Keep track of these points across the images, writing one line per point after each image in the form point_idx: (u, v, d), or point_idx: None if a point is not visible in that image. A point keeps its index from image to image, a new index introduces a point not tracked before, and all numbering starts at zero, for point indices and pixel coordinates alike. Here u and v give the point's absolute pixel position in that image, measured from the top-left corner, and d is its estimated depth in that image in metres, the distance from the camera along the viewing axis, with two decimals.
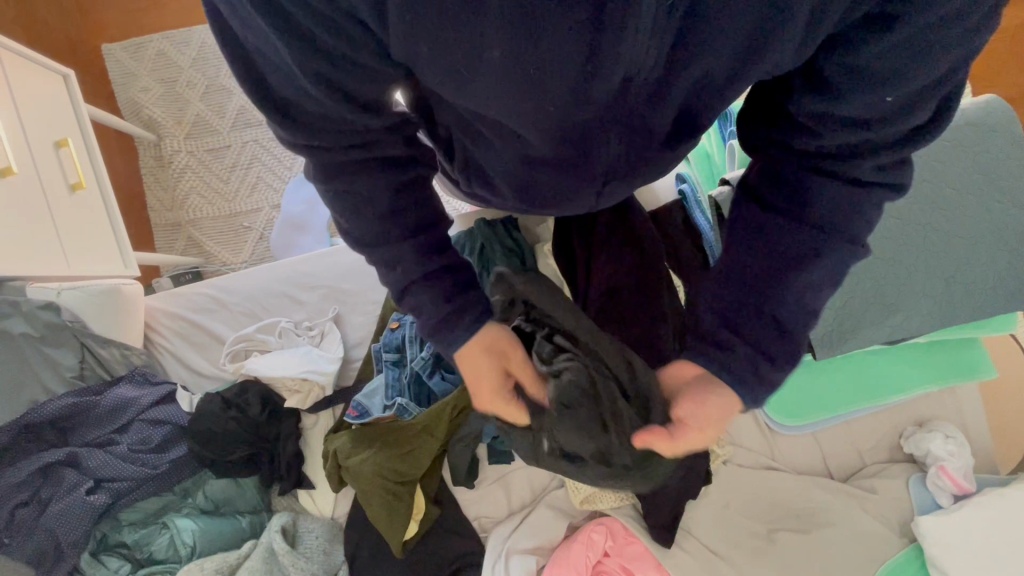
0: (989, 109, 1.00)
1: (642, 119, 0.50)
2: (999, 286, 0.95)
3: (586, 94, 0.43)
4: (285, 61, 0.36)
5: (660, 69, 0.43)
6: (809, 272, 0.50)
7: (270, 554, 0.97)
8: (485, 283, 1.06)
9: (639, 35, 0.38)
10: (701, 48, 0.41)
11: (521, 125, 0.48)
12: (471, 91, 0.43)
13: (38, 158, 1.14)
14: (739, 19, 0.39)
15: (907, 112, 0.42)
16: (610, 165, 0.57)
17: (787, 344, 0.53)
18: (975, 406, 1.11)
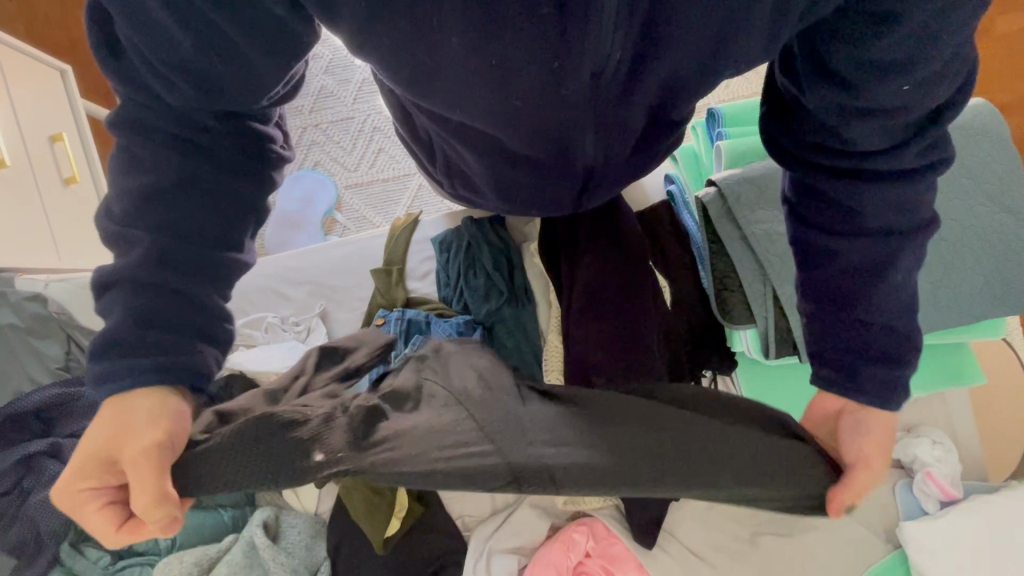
0: (978, 115, 0.99)
1: (620, 117, 0.50)
2: (988, 291, 0.95)
3: (558, 91, 0.43)
4: (166, 50, 0.35)
5: (631, 68, 0.44)
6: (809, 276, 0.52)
7: (251, 549, 0.97)
8: (471, 281, 1.06)
9: (605, 30, 0.38)
10: (666, 45, 0.41)
11: (495, 123, 0.48)
12: (443, 87, 0.43)
13: (32, 152, 1.15)
14: (703, 14, 0.40)
15: (918, 98, 0.43)
16: (589, 164, 0.57)
17: (900, 339, 0.50)
18: (965, 413, 1.10)
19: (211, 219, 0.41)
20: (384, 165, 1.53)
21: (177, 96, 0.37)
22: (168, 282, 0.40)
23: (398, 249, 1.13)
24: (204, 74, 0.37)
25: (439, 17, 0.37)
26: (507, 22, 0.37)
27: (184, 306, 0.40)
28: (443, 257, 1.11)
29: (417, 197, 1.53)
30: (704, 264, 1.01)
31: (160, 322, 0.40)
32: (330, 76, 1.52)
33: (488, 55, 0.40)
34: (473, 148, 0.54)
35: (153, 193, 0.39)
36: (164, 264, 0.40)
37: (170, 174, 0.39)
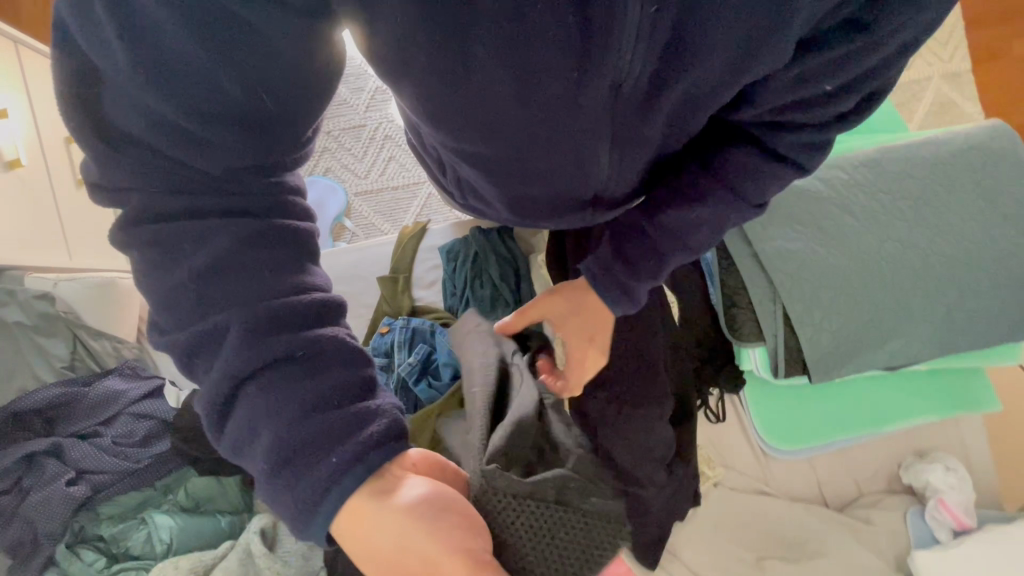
0: (994, 136, 0.98)
1: (637, 132, 0.49)
2: (1003, 316, 0.93)
3: (576, 103, 0.43)
4: (197, 94, 0.30)
5: (650, 80, 0.43)
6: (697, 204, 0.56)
7: (247, 556, 0.92)
8: (478, 291, 1.06)
9: (628, 41, 0.38)
10: (689, 58, 0.41)
11: (512, 139, 0.47)
12: (462, 101, 0.42)
13: (48, 152, 1.16)
14: (728, 30, 0.39)
15: (829, 106, 0.46)
16: (601, 179, 0.56)
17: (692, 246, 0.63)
18: (978, 438, 1.08)
19: (279, 255, 0.35)
20: (395, 173, 1.54)
21: (216, 152, 0.33)
22: (287, 342, 0.34)
23: (405, 257, 1.13)
24: (245, 111, 0.32)
25: (465, 27, 0.36)
26: (528, 30, 0.37)
27: (308, 359, 0.34)
28: (449, 267, 1.10)
29: (426, 205, 1.53)
30: (713, 281, 0.99)
31: (316, 400, 0.34)
32: (344, 84, 1.53)
33: (513, 65, 0.39)
34: (478, 164, 0.53)
35: (218, 250, 0.33)
36: (243, 326, 0.33)
37: (248, 223, 0.34)
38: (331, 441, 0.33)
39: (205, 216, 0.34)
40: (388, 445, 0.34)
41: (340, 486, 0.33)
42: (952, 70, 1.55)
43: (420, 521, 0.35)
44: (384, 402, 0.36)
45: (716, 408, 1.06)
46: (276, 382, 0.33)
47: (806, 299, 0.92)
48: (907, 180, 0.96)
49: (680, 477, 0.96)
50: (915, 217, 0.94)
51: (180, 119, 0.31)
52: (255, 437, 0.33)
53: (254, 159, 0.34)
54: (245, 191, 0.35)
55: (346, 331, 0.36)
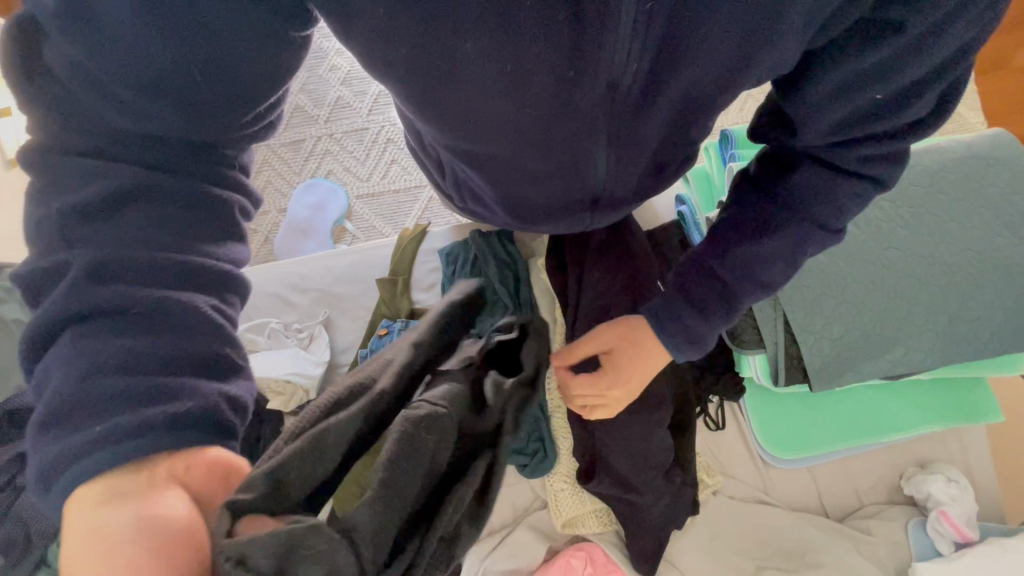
0: (996, 145, 0.98)
1: (632, 134, 0.49)
2: (1006, 326, 0.92)
3: (571, 102, 0.43)
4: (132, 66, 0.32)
5: (645, 80, 0.42)
6: (764, 240, 0.55)
7: None
8: None
9: (621, 41, 0.37)
10: (685, 58, 0.40)
11: (506, 139, 0.47)
12: (454, 99, 0.42)
13: None
14: (724, 30, 0.39)
15: (891, 110, 0.44)
16: (598, 180, 0.56)
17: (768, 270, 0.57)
18: (981, 449, 1.06)
19: (169, 220, 0.35)
20: (396, 176, 1.54)
21: (141, 116, 0.34)
22: (132, 301, 0.34)
23: (404, 259, 1.12)
24: (181, 91, 0.34)
25: (454, 24, 0.36)
26: (518, 28, 0.36)
27: (148, 321, 0.34)
28: (448, 269, 1.10)
29: (428, 209, 1.53)
30: None
31: (141, 357, 0.33)
32: (347, 87, 1.54)
33: (505, 63, 0.39)
34: (473, 163, 0.53)
35: (98, 197, 0.34)
36: (93, 268, 0.33)
37: (107, 174, 0.34)
38: (131, 402, 0.32)
39: (77, 161, 0.34)
40: (185, 428, 0.33)
41: (107, 446, 0.31)
42: None
43: (166, 535, 0.31)
44: (206, 385, 0.34)
45: (715, 416, 1.05)
46: (94, 329, 0.33)
47: (807, 306, 0.92)
48: (908, 188, 0.96)
49: (678, 485, 0.95)
50: (916, 226, 0.94)
51: (101, 77, 0.33)
52: (56, 378, 0.33)
53: (181, 130, 0.35)
54: (148, 145, 0.35)
55: (208, 304, 0.36)
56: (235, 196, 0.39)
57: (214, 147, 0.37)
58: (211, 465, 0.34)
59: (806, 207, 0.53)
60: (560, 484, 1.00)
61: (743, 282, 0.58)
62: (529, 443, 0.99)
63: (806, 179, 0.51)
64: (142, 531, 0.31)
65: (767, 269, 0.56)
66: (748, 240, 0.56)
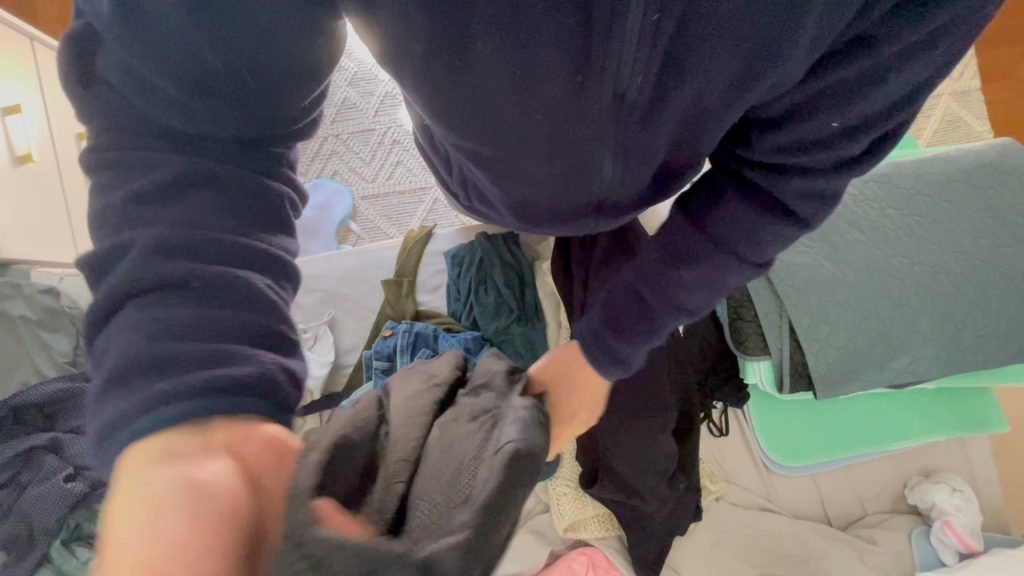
0: (1004, 153, 0.97)
1: (640, 142, 0.49)
2: (1012, 336, 0.92)
3: (579, 108, 0.43)
4: (180, 65, 0.31)
5: (654, 87, 0.42)
6: (682, 271, 0.55)
7: None
8: (482, 296, 1.05)
9: (630, 50, 0.38)
10: (691, 70, 0.41)
11: (513, 142, 0.47)
12: (462, 101, 0.43)
13: (59, 149, 1.18)
14: (731, 46, 0.39)
15: (845, 141, 0.43)
16: (605, 186, 0.56)
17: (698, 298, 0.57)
18: (984, 459, 1.06)
19: (226, 201, 0.34)
20: (401, 178, 1.54)
21: (190, 117, 0.33)
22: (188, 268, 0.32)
23: (410, 260, 1.12)
24: (228, 86, 0.33)
25: (464, 24, 0.36)
26: (527, 32, 0.37)
27: (206, 289, 0.32)
28: (454, 271, 1.09)
29: (432, 210, 1.53)
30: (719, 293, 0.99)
31: (204, 329, 0.31)
32: (353, 88, 1.54)
33: (514, 65, 0.39)
34: (480, 163, 0.53)
35: (157, 182, 0.32)
36: (151, 245, 0.31)
37: (171, 163, 0.33)
38: (187, 367, 0.30)
39: (141, 152, 0.33)
40: (267, 392, 0.31)
41: (148, 417, 0.29)
42: (962, 89, 1.56)
43: (210, 509, 0.27)
44: (265, 353, 0.32)
45: (719, 422, 1.05)
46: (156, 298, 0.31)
47: (813, 313, 0.91)
48: (915, 196, 0.96)
49: (682, 491, 0.95)
50: (924, 235, 0.94)
51: (155, 73, 0.31)
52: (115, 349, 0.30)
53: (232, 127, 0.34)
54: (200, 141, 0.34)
55: (255, 291, 0.33)
56: (285, 186, 0.37)
57: (262, 142, 0.36)
58: (266, 442, 0.31)
59: (725, 237, 0.52)
60: (563, 488, 1.00)
61: (661, 310, 0.58)
62: None
63: (731, 210, 0.51)
64: (184, 502, 0.27)
65: (688, 298, 0.57)
66: (671, 267, 0.56)
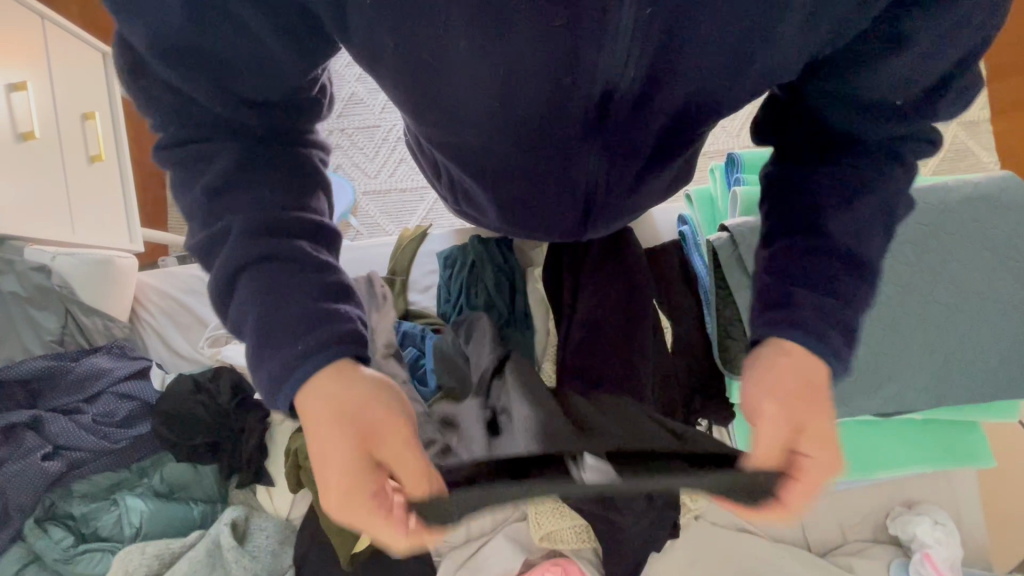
0: (1003, 187, 0.97)
1: (626, 140, 0.48)
2: (1001, 371, 0.91)
3: (565, 107, 0.42)
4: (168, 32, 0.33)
5: (643, 83, 0.42)
6: (856, 206, 0.47)
7: (216, 548, 0.93)
8: (471, 299, 1.04)
9: (617, 50, 0.38)
10: (680, 70, 0.41)
11: (498, 141, 0.47)
12: (445, 98, 0.42)
13: (63, 127, 1.19)
14: (722, 43, 0.39)
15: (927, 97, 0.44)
16: (591, 187, 0.55)
17: (859, 244, 0.47)
18: (970, 494, 1.05)
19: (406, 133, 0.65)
20: (404, 175, 1.54)
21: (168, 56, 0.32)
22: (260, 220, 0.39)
23: (403, 259, 1.11)
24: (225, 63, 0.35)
25: (445, 23, 0.36)
26: (514, 26, 0.36)
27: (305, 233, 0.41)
28: (445, 273, 1.09)
29: (432, 209, 1.53)
30: (710, 309, 0.99)
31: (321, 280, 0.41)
32: (361, 84, 1.55)
33: (498, 63, 0.38)
34: (461, 163, 0.53)
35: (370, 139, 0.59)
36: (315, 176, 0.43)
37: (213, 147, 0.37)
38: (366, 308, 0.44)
39: (201, 152, 0.38)
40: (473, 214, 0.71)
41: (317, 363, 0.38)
42: (970, 119, 1.55)
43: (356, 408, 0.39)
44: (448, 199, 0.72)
45: None
46: (263, 274, 0.37)
47: None
48: (911, 225, 0.95)
49: (660, 509, 0.93)
50: (917, 262, 0.93)
51: (196, 88, 0.35)
52: (249, 313, 0.38)
53: (260, 122, 0.38)
54: (233, 134, 0.38)
55: (322, 281, 0.39)
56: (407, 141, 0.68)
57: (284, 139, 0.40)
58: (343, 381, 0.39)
59: (867, 180, 0.47)
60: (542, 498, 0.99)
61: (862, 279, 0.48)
62: None
63: (854, 168, 0.47)
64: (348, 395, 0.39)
65: (867, 241, 0.48)
66: (840, 206, 0.47)
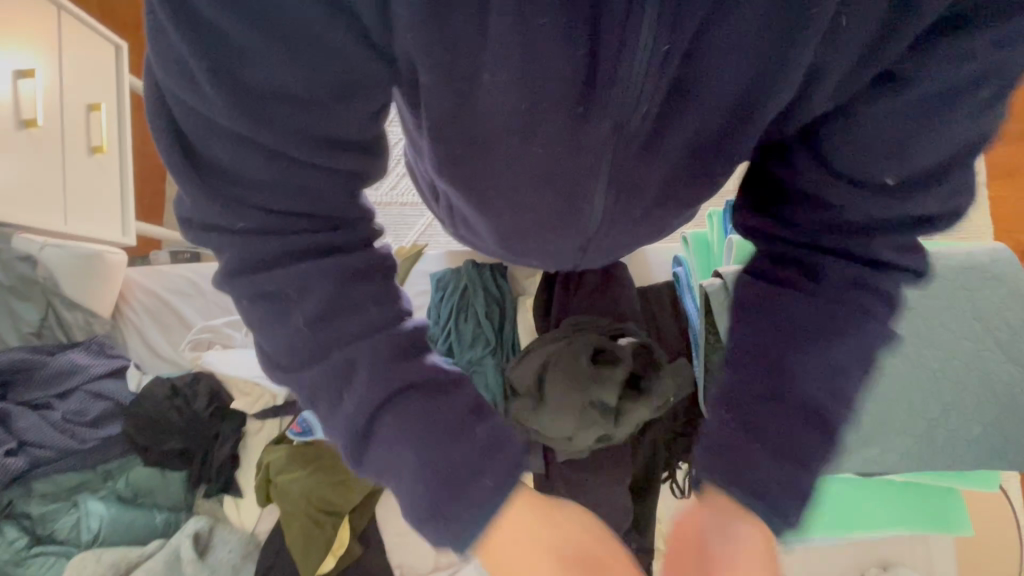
0: (996, 258, 0.96)
1: (647, 193, 0.39)
2: (983, 442, 0.90)
3: (577, 149, 0.32)
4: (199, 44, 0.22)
5: (656, 126, 0.32)
6: (821, 345, 0.36)
7: (174, 560, 0.91)
8: (461, 324, 1.04)
9: (628, 94, 0.29)
10: (699, 106, 0.31)
11: (506, 187, 0.37)
12: (447, 135, 0.31)
13: (65, 117, 1.18)
14: (781, 84, 0.30)
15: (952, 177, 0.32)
16: (598, 240, 0.46)
17: (815, 383, 0.37)
18: (947, 561, 1.02)
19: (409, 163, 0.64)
20: (406, 189, 1.54)
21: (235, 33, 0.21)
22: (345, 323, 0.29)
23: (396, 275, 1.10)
24: (268, 96, 0.23)
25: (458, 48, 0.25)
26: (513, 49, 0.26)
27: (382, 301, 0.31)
28: (437, 294, 1.07)
29: (432, 226, 1.54)
30: (698, 352, 0.98)
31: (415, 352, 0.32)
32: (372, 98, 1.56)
33: (503, 94, 0.28)
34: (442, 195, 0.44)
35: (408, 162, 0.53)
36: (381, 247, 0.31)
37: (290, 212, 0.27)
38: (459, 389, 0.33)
39: (279, 253, 0.27)
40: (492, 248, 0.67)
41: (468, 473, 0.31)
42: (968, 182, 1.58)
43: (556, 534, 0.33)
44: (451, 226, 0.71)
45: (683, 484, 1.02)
46: (408, 404, 0.30)
47: None
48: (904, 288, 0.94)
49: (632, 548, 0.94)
50: (906, 324, 0.93)
51: (240, 156, 0.25)
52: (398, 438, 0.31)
53: (340, 180, 0.27)
54: (317, 208, 0.27)
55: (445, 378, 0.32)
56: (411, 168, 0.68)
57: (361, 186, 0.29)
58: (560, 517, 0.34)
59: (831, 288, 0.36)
60: None
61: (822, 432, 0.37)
62: None
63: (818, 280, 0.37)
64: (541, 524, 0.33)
65: (811, 369, 0.36)
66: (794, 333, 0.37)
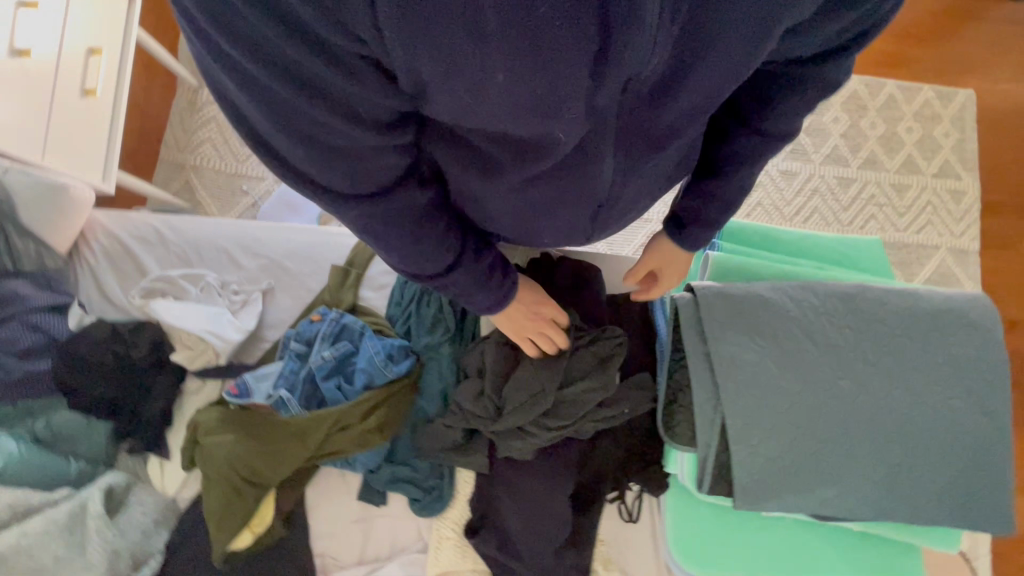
0: (975, 305, 0.94)
1: (655, 130, 0.46)
2: (946, 495, 0.86)
3: (595, 106, 0.38)
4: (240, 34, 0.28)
5: (665, 69, 0.39)
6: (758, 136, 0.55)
7: (80, 512, 0.85)
8: (423, 307, 0.99)
9: (646, 55, 0.35)
10: (708, 53, 0.38)
11: (540, 149, 0.42)
12: (477, 114, 0.36)
13: (64, 54, 1.18)
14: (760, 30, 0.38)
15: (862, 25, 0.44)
16: (610, 182, 0.52)
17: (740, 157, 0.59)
18: None
19: None
20: None
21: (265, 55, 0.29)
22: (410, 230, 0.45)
23: (365, 251, 1.04)
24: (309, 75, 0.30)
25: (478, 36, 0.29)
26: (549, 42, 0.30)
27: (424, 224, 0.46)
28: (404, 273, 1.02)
29: None
30: (662, 367, 0.94)
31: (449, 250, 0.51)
32: None
33: (539, 77, 0.33)
34: (463, 169, 0.48)
35: None
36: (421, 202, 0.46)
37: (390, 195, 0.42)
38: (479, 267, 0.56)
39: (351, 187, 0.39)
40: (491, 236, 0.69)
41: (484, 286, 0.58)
42: (959, 246, 1.57)
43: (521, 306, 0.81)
44: None
45: (632, 506, 0.98)
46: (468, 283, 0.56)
47: (748, 415, 0.86)
48: (879, 325, 0.91)
49: (568, 567, 0.88)
50: (878, 363, 0.89)
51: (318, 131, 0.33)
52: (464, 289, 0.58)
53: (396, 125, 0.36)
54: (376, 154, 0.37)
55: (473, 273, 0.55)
56: None
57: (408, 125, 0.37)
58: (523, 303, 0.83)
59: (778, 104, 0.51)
60: (447, 532, 0.92)
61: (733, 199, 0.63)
62: (428, 478, 0.94)
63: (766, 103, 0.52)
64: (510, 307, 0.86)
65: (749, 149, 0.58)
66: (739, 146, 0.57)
